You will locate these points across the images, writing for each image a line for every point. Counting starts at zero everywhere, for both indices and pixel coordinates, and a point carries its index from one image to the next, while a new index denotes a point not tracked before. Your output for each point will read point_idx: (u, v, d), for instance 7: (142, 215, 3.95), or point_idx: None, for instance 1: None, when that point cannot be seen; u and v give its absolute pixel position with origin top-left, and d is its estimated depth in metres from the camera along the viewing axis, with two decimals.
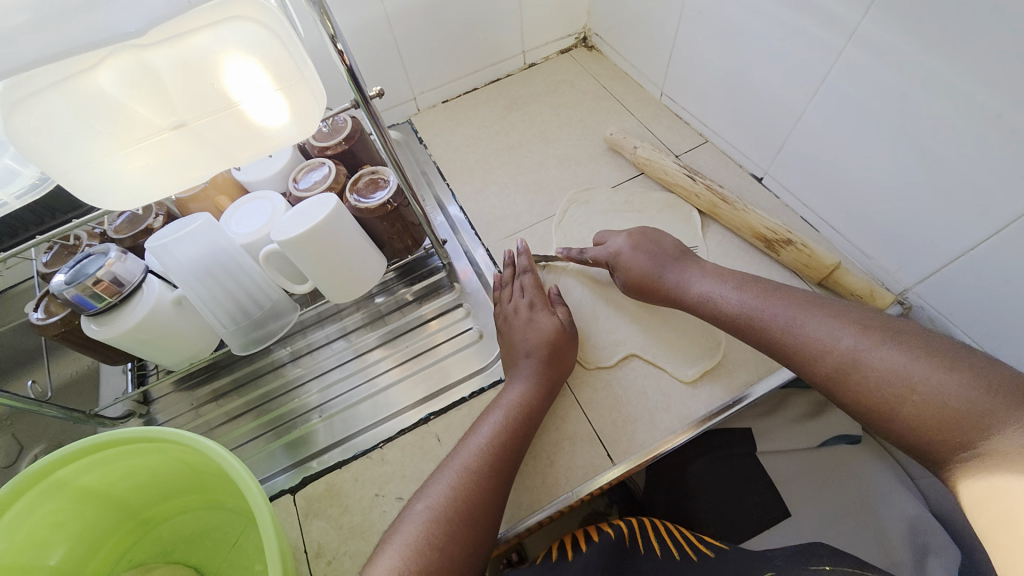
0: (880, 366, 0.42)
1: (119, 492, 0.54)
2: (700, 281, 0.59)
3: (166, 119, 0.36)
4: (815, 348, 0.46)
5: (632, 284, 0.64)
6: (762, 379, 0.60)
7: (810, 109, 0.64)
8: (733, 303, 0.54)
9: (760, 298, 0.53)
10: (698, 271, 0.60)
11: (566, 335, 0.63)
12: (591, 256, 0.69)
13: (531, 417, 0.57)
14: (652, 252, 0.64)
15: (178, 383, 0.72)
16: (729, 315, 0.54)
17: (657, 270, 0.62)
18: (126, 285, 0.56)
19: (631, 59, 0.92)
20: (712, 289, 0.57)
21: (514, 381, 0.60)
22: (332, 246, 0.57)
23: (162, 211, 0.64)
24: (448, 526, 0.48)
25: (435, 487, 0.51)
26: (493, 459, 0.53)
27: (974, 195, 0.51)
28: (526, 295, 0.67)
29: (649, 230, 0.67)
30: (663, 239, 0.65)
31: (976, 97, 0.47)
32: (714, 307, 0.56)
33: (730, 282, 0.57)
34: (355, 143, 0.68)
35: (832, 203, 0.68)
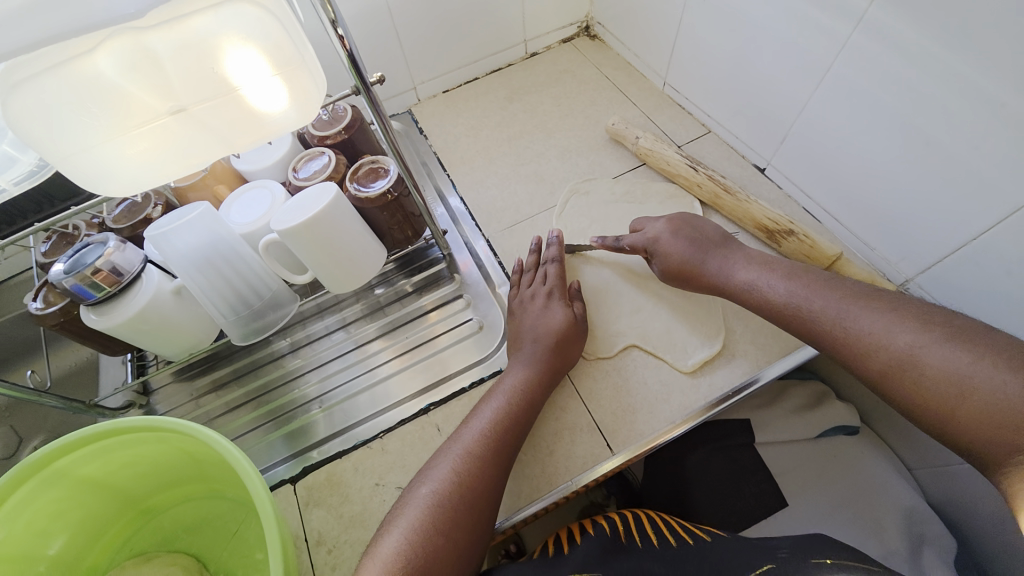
0: (941, 364, 0.42)
1: (120, 481, 0.54)
2: (744, 269, 0.59)
3: (165, 104, 0.35)
4: (869, 342, 0.46)
5: (670, 271, 0.64)
6: (766, 367, 0.60)
7: (814, 99, 0.64)
8: (780, 293, 0.54)
9: (808, 288, 0.53)
10: (742, 259, 0.60)
11: (575, 322, 0.64)
12: (628, 243, 0.68)
13: (532, 403, 0.58)
14: (693, 238, 0.64)
15: (177, 374, 0.72)
16: (775, 305, 0.54)
17: (697, 257, 0.61)
18: (125, 274, 0.55)
19: (634, 48, 0.91)
20: (758, 278, 0.57)
21: (514, 367, 0.60)
22: (332, 235, 0.56)
23: (161, 200, 0.64)
24: (452, 511, 0.48)
25: (438, 471, 0.52)
26: (495, 445, 0.54)
27: (979, 186, 0.51)
28: (547, 283, 0.67)
29: (691, 218, 0.66)
30: (704, 226, 0.65)
31: (984, 86, 0.47)
32: (756, 297, 0.56)
33: (777, 272, 0.56)
34: (354, 133, 0.67)
35: (835, 194, 0.67)
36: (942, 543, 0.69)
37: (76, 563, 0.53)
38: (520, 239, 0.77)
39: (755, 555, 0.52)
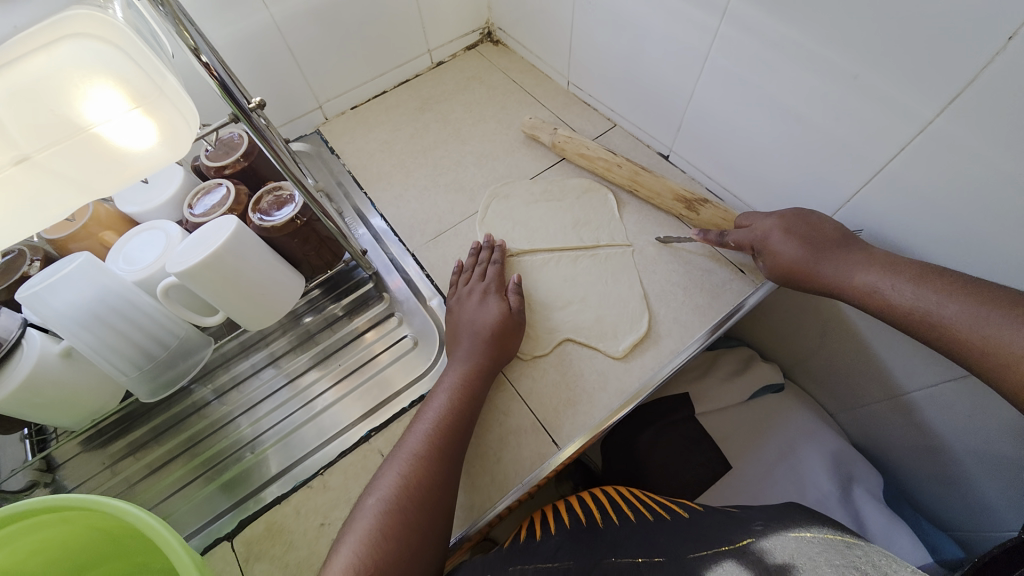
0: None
1: (33, 571, 0.47)
2: (866, 269, 0.54)
3: (5, 154, 0.31)
4: (1019, 361, 0.42)
5: (780, 270, 0.60)
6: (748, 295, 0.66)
7: (699, 88, 0.68)
8: (909, 298, 0.50)
9: (943, 296, 0.48)
10: (864, 258, 0.54)
11: (513, 318, 0.64)
12: (733, 240, 0.65)
13: (473, 392, 0.58)
14: (807, 235, 0.58)
15: (86, 443, 0.65)
16: (902, 314, 0.50)
17: (811, 259, 0.57)
18: (5, 341, 0.50)
19: (535, 51, 0.93)
20: (881, 280, 0.52)
21: (454, 362, 0.60)
22: (238, 271, 0.53)
23: (38, 256, 0.58)
24: (399, 513, 0.47)
25: (384, 479, 0.51)
26: (440, 446, 0.53)
27: (848, 153, 0.56)
28: (483, 281, 0.68)
29: (806, 211, 0.60)
30: (822, 221, 0.58)
31: (836, 64, 0.52)
32: (883, 303, 0.52)
33: (903, 273, 0.51)
34: (255, 159, 0.64)
35: (732, 172, 0.72)
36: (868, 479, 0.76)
37: None
38: (446, 250, 0.76)
39: (712, 523, 0.56)
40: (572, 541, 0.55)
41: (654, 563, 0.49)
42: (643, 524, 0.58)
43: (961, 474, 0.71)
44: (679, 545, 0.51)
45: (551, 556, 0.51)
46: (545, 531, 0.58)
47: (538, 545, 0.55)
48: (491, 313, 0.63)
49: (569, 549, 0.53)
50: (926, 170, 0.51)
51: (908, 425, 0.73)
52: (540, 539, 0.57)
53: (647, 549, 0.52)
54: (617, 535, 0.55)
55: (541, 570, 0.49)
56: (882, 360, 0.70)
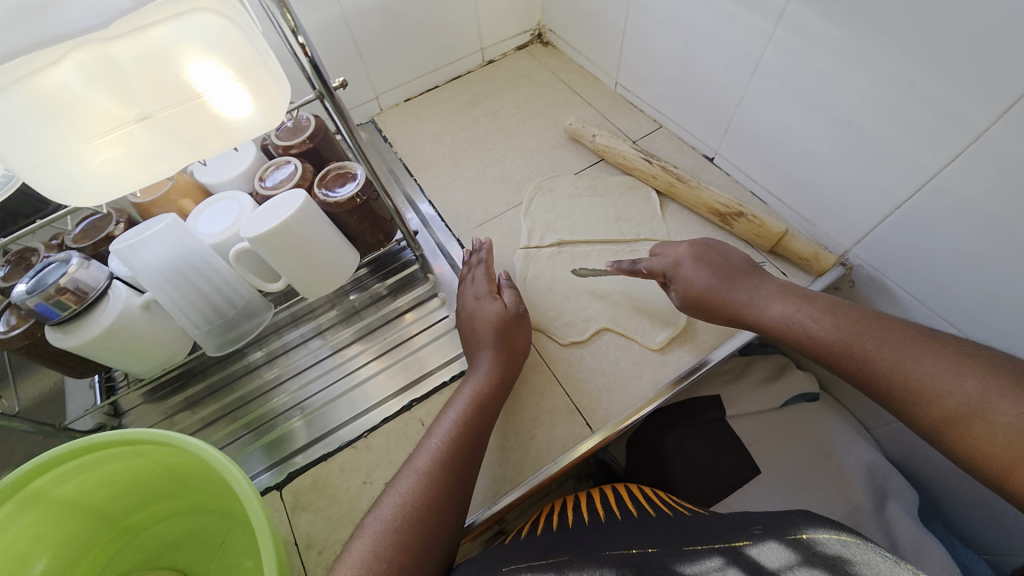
0: (1003, 420, 0.35)
1: (97, 501, 0.52)
2: (778, 302, 0.53)
3: (130, 111, 0.35)
4: (925, 389, 0.40)
5: (691, 300, 0.60)
6: (714, 349, 0.63)
7: (749, 91, 0.69)
8: (818, 328, 0.48)
9: (855, 326, 0.46)
10: (775, 291, 0.54)
11: (514, 318, 0.65)
12: (646, 268, 0.65)
13: (487, 401, 0.57)
14: (717, 266, 0.60)
15: (149, 394, 0.70)
16: (817, 344, 0.48)
17: (723, 286, 0.57)
18: (90, 293, 0.55)
19: (585, 52, 0.96)
20: (792, 310, 0.51)
21: (474, 373, 0.60)
22: (303, 241, 0.57)
23: (123, 218, 0.64)
24: (405, 524, 0.46)
25: (396, 490, 0.49)
26: (451, 458, 0.51)
27: (898, 159, 0.56)
28: (476, 287, 0.68)
29: (715, 243, 0.63)
30: (730, 252, 0.61)
31: (891, 69, 0.52)
32: (795, 333, 0.50)
33: (814, 304, 0.50)
34: (319, 141, 0.69)
35: (777, 176, 0.73)
36: (902, 495, 0.75)
37: None
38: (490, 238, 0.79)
39: (745, 517, 0.53)
40: (572, 537, 0.52)
41: (652, 551, 0.46)
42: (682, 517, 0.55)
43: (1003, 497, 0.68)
44: (677, 538, 0.49)
45: (589, 545, 0.49)
46: (587, 522, 0.56)
47: (579, 533, 0.53)
48: (489, 315, 0.63)
49: (571, 546, 0.49)
50: (979, 178, 0.50)
51: None
52: (582, 527, 0.55)
53: (644, 541, 0.49)
54: (617, 529, 0.52)
55: (537, 565, 0.45)
56: None
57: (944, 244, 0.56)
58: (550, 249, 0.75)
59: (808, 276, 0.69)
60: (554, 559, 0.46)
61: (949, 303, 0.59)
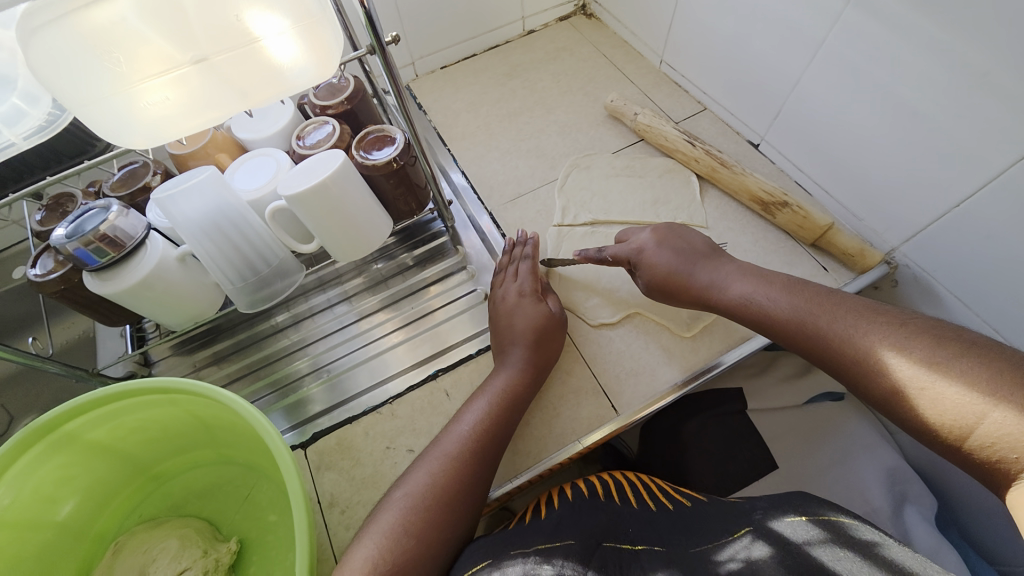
0: (943, 386, 0.37)
1: (128, 448, 0.53)
2: (739, 282, 0.54)
3: (187, 53, 0.34)
4: (877, 358, 0.41)
5: (656, 283, 0.60)
6: (728, 351, 0.61)
7: (806, 74, 0.66)
8: (781, 307, 0.49)
9: (810, 303, 0.48)
10: (735, 271, 0.56)
11: (554, 322, 0.63)
12: (611, 254, 0.64)
13: (517, 403, 0.56)
14: (680, 250, 0.60)
15: (178, 347, 0.71)
16: (777, 322, 0.49)
17: (685, 268, 0.58)
18: (127, 243, 0.55)
19: (631, 26, 0.92)
20: (754, 291, 0.52)
21: (500, 368, 0.59)
22: (339, 203, 0.57)
23: (160, 170, 0.63)
24: (425, 512, 0.46)
25: (415, 476, 0.50)
26: (477, 452, 0.52)
27: (963, 154, 0.53)
28: (519, 281, 0.66)
29: (678, 227, 0.63)
30: (692, 237, 0.62)
31: (967, 57, 0.49)
32: (756, 313, 0.51)
33: (775, 284, 0.52)
34: (357, 103, 0.67)
35: (826, 167, 0.70)
36: (922, 502, 0.73)
37: (83, 530, 0.52)
38: (522, 213, 0.78)
39: (753, 501, 0.53)
40: (572, 518, 0.51)
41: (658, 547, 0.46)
42: (702, 507, 0.55)
43: None
44: (677, 532, 0.49)
45: (614, 534, 0.49)
46: (616, 498, 0.57)
47: (606, 509, 0.54)
48: (532, 315, 0.61)
49: (570, 526, 0.49)
50: None
51: None
52: (612, 503, 0.56)
53: (647, 535, 0.49)
54: (619, 516, 0.52)
55: (544, 548, 0.44)
56: None
57: (1003, 248, 0.53)
58: (583, 228, 0.74)
59: (850, 272, 0.66)
60: (560, 543, 0.45)
61: (1001, 309, 0.56)
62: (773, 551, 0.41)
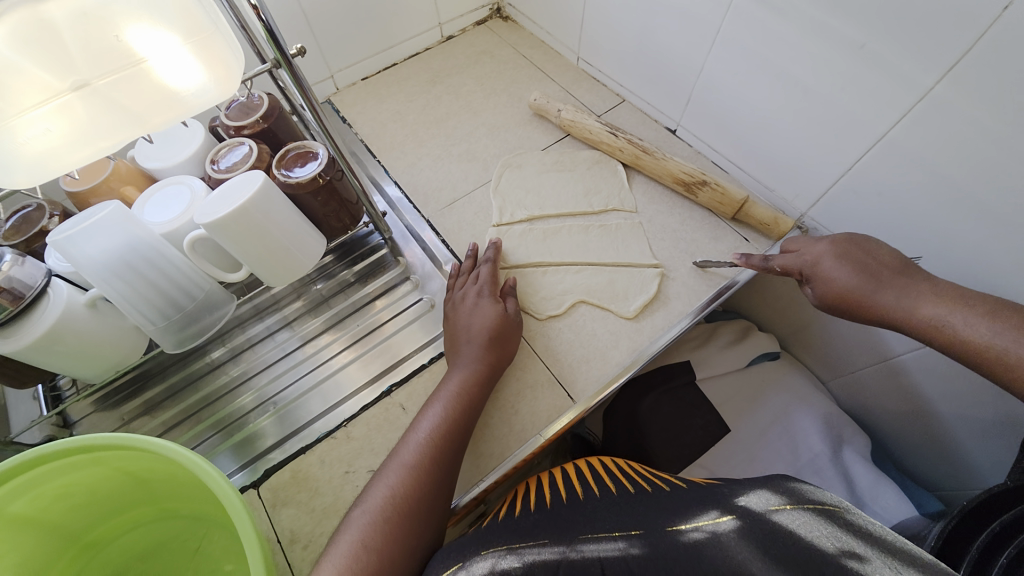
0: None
1: (54, 517, 0.48)
2: (930, 304, 0.51)
3: (66, 79, 0.32)
4: None
5: (831, 299, 0.58)
6: (740, 271, 0.69)
7: (709, 60, 0.70)
8: (985, 340, 0.47)
9: (1021, 338, 0.45)
10: (926, 292, 0.52)
11: (511, 322, 0.62)
12: (781, 264, 0.62)
13: (472, 402, 0.56)
14: (865, 264, 0.56)
15: (100, 402, 0.65)
16: (981, 354, 0.47)
17: (868, 286, 0.55)
18: (27, 293, 0.50)
19: (546, 26, 0.95)
20: (949, 317, 0.50)
21: (454, 370, 0.58)
22: (265, 226, 0.54)
23: (57, 211, 0.58)
24: (387, 526, 0.45)
25: (374, 491, 0.48)
26: (433, 453, 0.51)
27: (851, 121, 0.59)
28: (478, 284, 0.66)
29: (860, 237, 0.59)
30: (879, 249, 0.57)
31: (842, 33, 0.55)
32: (952, 341, 0.49)
33: (976, 310, 0.48)
34: (274, 121, 0.65)
35: (737, 145, 0.75)
36: (857, 440, 0.82)
37: None
38: (460, 216, 0.78)
39: (735, 483, 0.55)
40: (555, 516, 0.51)
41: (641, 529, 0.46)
42: (683, 490, 0.57)
43: (943, 435, 0.76)
44: (655, 515, 0.49)
45: (597, 520, 0.49)
46: (591, 492, 0.57)
47: (582, 504, 0.54)
48: (489, 316, 0.61)
49: (551, 524, 0.50)
50: (925, 136, 0.53)
51: (897, 392, 0.77)
52: (584, 498, 0.56)
53: (632, 515, 0.50)
54: (599, 506, 0.53)
55: (522, 544, 0.44)
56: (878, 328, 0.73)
57: (892, 202, 0.60)
58: (521, 225, 0.75)
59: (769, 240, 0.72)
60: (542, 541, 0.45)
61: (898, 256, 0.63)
62: (740, 523, 0.42)
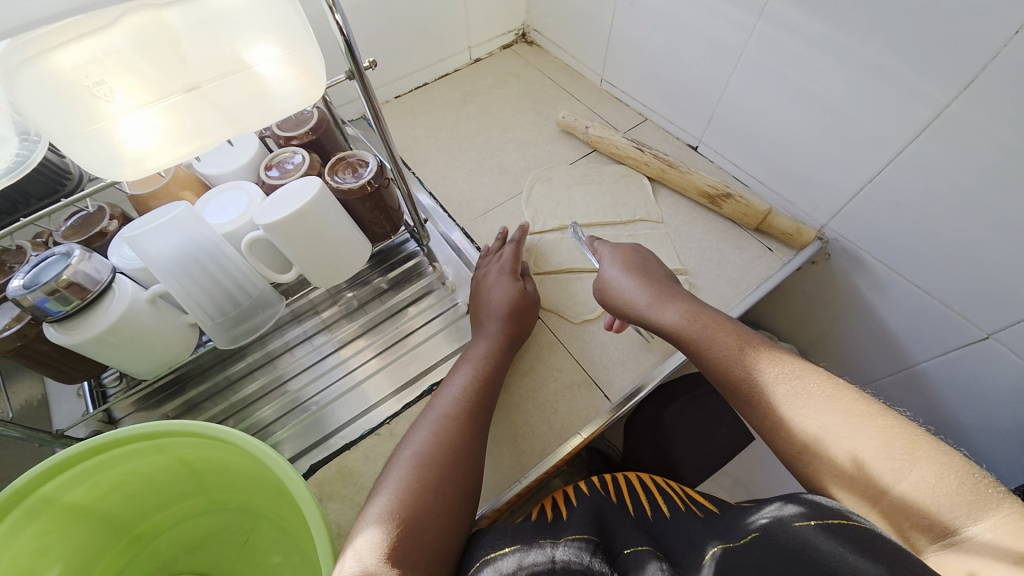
0: (852, 440, 0.42)
1: (108, 507, 0.49)
2: (672, 311, 0.56)
3: (178, 81, 0.35)
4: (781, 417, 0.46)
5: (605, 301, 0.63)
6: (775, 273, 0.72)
7: (732, 81, 0.75)
8: (710, 348, 0.52)
9: (739, 351, 0.50)
10: (679, 300, 0.57)
11: (529, 300, 0.66)
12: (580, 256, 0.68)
13: (496, 367, 0.59)
14: (641, 272, 0.62)
15: (142, 401, 0.66)
16: (705, 358, 0.52)
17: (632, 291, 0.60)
18: (92, 290, 0.52)
19: (571, 50, 1.01)
20: (683, 323, 0.54)
21: (478, 337, 0.62)
22: (320, 229, 0.57)
23: (117, 214, 0.61)
24: (438, 468, 0.48)
25: (415, 437, 0.52)
26: (471, 408, 0.55)
27: (869, 137, 0.63)
28: (500, 263, 0.70)
29: (641, 250, 0.65)
30: (652, 263, 0.63)
31: (861, 55, 0.59)
32: (689, 345, 0.54)
33: (712, 321, 0.53)
34: (322, 134, 0.68)
35: (758, 161, 0.79)
36: None
37: None
38: (494, 226, 0.82)
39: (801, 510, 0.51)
40: (596, 513, 0.52)
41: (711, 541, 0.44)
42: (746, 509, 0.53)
43: (966, 445, 0.77)
44: (697, 530, 0.48)
45: (656, 532, 0.49)
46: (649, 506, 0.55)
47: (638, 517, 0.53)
48: (509, 293, 0.65)
49: (600, 522, 0.50)
50: (942, 150, 0.57)
51: (920, 402, 0.79)
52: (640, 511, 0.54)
53: (691, 528, 0.48)
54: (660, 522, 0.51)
55: (568, 539, 0.46)
56: (897, 336, 0.75)
57: (910, 213, 0.63)
58: (552, 234, 0.78)
59: (792, 249, 0.75)
60: (580, 535, 0.47)
61: (918, 265, 0.66)
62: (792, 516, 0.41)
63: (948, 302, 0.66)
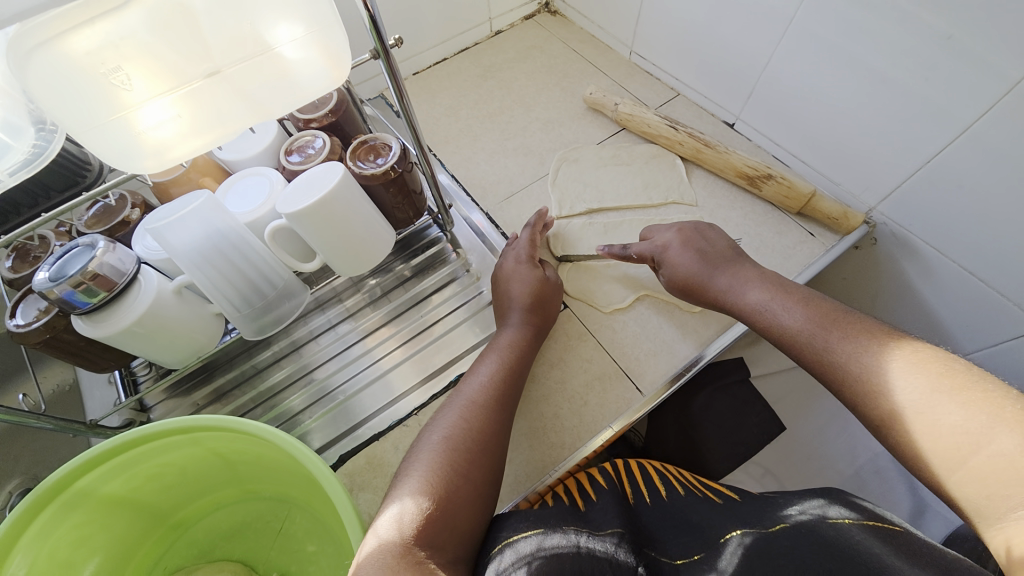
0: (939, 411, 0.37)
1: (144, 497, 0.50)
2: (752, 289, 0.54)
3: (199, 67, 0.33)
4: (868, 385, 0.42)
5: (676, 282, 0.61)
6: (817, 259, 0.69)
7: (778, 51, 0.69)
8: (791, 320, 0.49)
9: (817, 322, 0.47)
10: (753, 279, 0.55)
11: (552, 286, 0.64)
12: (636, 250, 0.65)
13: (523, 358, 0.58)
14: (703, 251, 0.60)
15: (172, 389, 0.66)
16: (784, 330, 0.50)
17: (705, 272, 0.58)
18: (118, 282, 0.51)
19: (597, 20, 0.95)
20: (764, 300, 0.53)
21: (506, 327, 0.60)
22: (344, 216, 0.55)
23: (138, 202, 0.60)
24: (469, 453, 0.47)
25: (444, 420, 0.50)
26: (498, 395, 0.53)
27: (927, 113, 0.58)
28: (517, 248, 0.67)
29: (703, 227, 0.63)
30: (716, 240, 0.61)
31: (928, 22, 0.53)
32: (766, 320, 0.52)
33: (791, 296, 0.51)
34: (342, 115, 0.65)
35: (801, 138, 0.74)
36: None
37: None
38: (519, 210, 0.79)
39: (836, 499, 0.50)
40: (618, 501, 0.50)
41: (744, 540, 0.41)
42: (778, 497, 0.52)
43: None
44: (724, 526, 0.45)
45: (683, 526, 0.48)
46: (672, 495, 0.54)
47: (663, 508, 0.52)
48: (530, 281, 0.63)
49: (625, 512, 0.48)
50: (1015, 129, 0.52)
51: None
52: (664, 501, 0.53)
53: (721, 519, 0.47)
54: (681, 512, 0.50)
55: (593, 531, 0.44)
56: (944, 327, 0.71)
57: (973, 198, 0.58)
58: (580, 219, 0.75)
59: (835, 234, 0.71)
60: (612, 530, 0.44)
61: (975, 252, 0.62)
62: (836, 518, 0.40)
63: (1006, 293, 0.61)
